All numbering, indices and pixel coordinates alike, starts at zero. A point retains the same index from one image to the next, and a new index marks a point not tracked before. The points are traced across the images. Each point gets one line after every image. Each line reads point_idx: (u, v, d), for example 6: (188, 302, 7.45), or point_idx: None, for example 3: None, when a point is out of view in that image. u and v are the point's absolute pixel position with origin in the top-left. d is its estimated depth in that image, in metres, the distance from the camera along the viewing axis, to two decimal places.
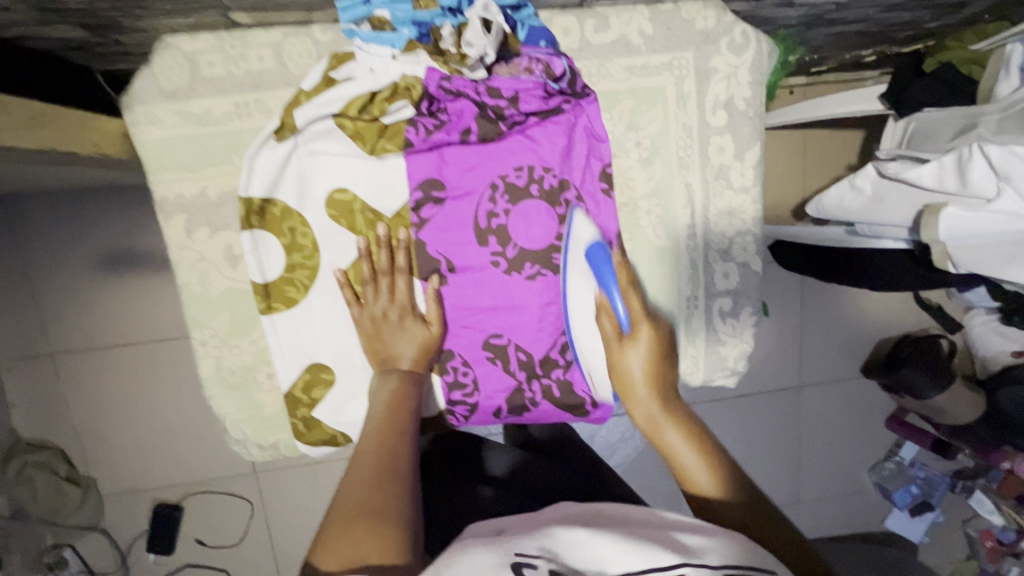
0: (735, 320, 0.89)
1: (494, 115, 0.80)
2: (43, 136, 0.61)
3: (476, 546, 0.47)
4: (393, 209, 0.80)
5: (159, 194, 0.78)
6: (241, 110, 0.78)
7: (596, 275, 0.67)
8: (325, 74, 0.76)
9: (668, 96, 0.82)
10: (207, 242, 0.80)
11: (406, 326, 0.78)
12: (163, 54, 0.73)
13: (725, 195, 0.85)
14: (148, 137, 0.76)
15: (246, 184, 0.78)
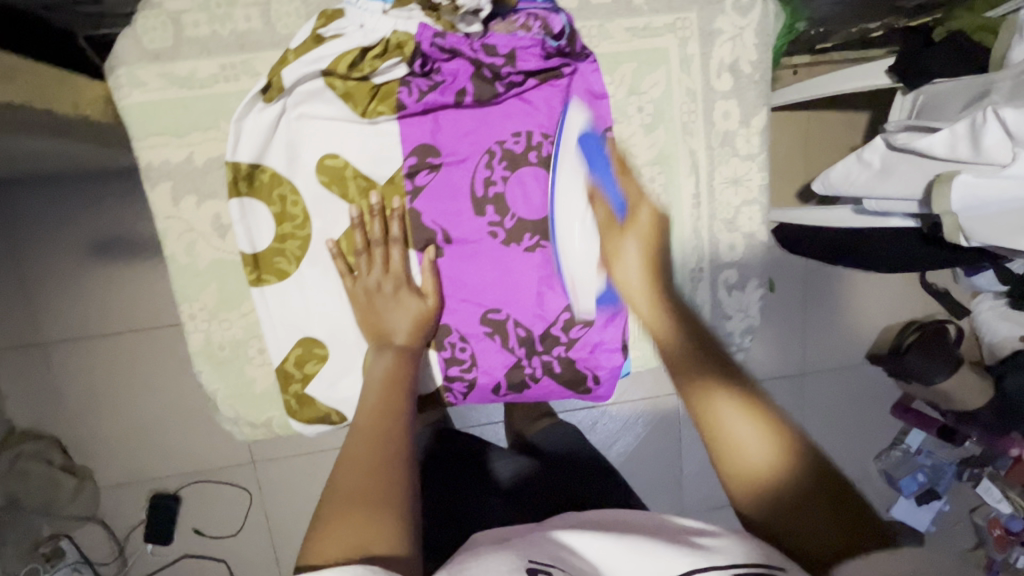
0: (742, 294, 0.85)
1: (491, 75, 0.76)
2: (15, 90, 0.58)
3: (487, 554, 0.49)
4: (387, 174, 0.79)
5: (143, 159, 0.75)
6: (227, 73, 0.75)
7: (590, 163, 0.78)
8: (313, 31, 0.72)
9: (672, 58, 0.79)
10: (194, 211, 0.78)
11: (401, 298, 0.78)
12: (146, 14, 0.72)
13: (731, 162, 0.82)
14: (131, 101, 0.74)
15: (232, 149, 0.75)
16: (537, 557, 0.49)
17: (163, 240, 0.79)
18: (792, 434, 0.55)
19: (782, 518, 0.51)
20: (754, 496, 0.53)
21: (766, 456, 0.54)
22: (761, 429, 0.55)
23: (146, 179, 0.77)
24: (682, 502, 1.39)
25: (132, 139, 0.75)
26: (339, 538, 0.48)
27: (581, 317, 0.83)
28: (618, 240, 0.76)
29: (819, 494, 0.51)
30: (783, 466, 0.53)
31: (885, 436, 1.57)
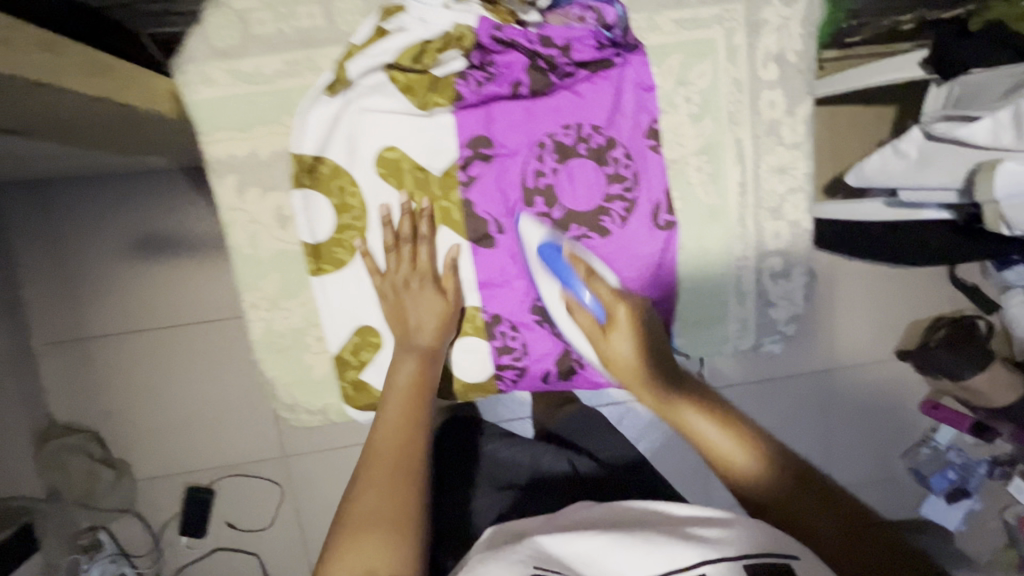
0: (785, 282, 0.99)
1: (546, 67, 0.87)
2: (97, 85, 0.63)
3: (496, 557, 0.57)
4: (441, 166, 0.88)
5: (211, 153, 0.88)
6: (291, 68, 0.88)
7: (557, 274, 0.84)
8: (376, 26, 0.87)
9: (718, 47, 0.91)
10: (258, 202, 0.90)
11: (426, 293, 0.88)
12: (216, 14, 0.86)
13: (776, 150, 0.94)
14: (200, 96, 0.86)
15: (302, 143, 0.88)
16: (541, 561, 0.56)
17: (228, 230, 0.91)
18: (760, 442, 0.69)
19: (784, 502, 0.64)
20: (751, 480, 0.66)
21: (761, 489, 0.66)
22: (769, 479, 0.66)
23: (214, 173, 0.89)
24: (707, 500, 1.38)
25: (200, 132, 0.87)
26: (368, 552, 0.58)
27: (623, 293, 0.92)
28: (607, 346, 0.81)
29: (830, 522, 0.61)
30: (795, 513, 0.63)
31: (914, 433, 1.55)
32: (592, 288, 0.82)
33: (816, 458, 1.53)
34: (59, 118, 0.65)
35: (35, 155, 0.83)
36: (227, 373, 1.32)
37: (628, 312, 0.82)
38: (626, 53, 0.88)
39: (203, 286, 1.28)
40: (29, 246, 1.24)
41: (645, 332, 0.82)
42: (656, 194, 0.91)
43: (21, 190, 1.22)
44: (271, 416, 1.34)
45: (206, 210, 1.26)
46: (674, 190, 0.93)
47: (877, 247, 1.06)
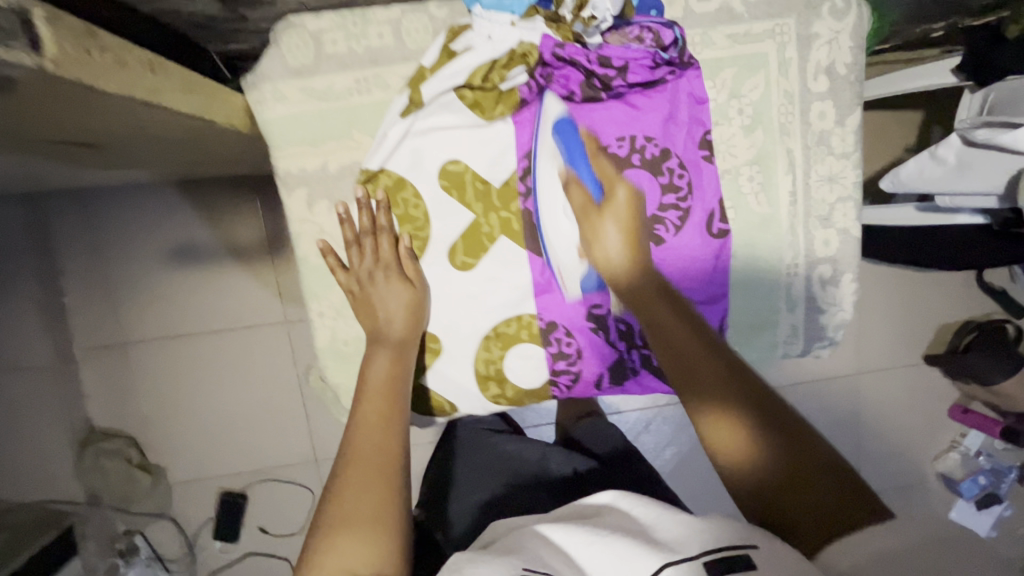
0: (835, 288, 0.78)
1: (600, 87, 0.72)
2: (199, 103, 0.55)
3: (487, 558, 0.49)
4: (501, 178, 0.77)
5: (282, 167, 0.76)
6: (361, 86, 0.75)
7: (564, 148, 0.70)
8: (444, 47, 0.72)
9: (771, 63, 0.73)
10: (328, 215, 0.79)
11: (391, 285, 0.75)
12: (288, 34, 0.71)
13: (826, 161, 0.76)
14: (271, 114, 0.74)
15: (371, 159, 0.76)
16: (532, 562, 0.48)
17: (294, 241, 0.81)
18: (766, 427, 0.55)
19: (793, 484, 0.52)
20: (751, 462, 0.54)
21: (758, 465, 0.54)
22: (761, 454, 0.54)
23: (283, 186, 0.78)
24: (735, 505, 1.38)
25: (271, 149, 0.76)
26: (350, 559, 0.50)
27: None
28: (595, 226, 0.70)
29: (816, 499, 0.50)
30: (780, 492, 0.52)
31: (942, 438, 1.54)
32: (596, 163, 0.71)
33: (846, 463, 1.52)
34: (158, 140, 0.63)
35: (97, 167, 0.85)
36: (261, 378, 1.34)
37: (629, 194, 0.71)
38: (682, 71, 0.72)
39: (237, 294, 1.31)
40: (73, 254, 1.27)
41: (642, 231, 0.71)
42: (712, 203, 0.74)
43: (66, 200, 1.25)
44: (305, 421, 1.36)
45: (244, 219, 1.28)
46: (731, 201, 0.75)
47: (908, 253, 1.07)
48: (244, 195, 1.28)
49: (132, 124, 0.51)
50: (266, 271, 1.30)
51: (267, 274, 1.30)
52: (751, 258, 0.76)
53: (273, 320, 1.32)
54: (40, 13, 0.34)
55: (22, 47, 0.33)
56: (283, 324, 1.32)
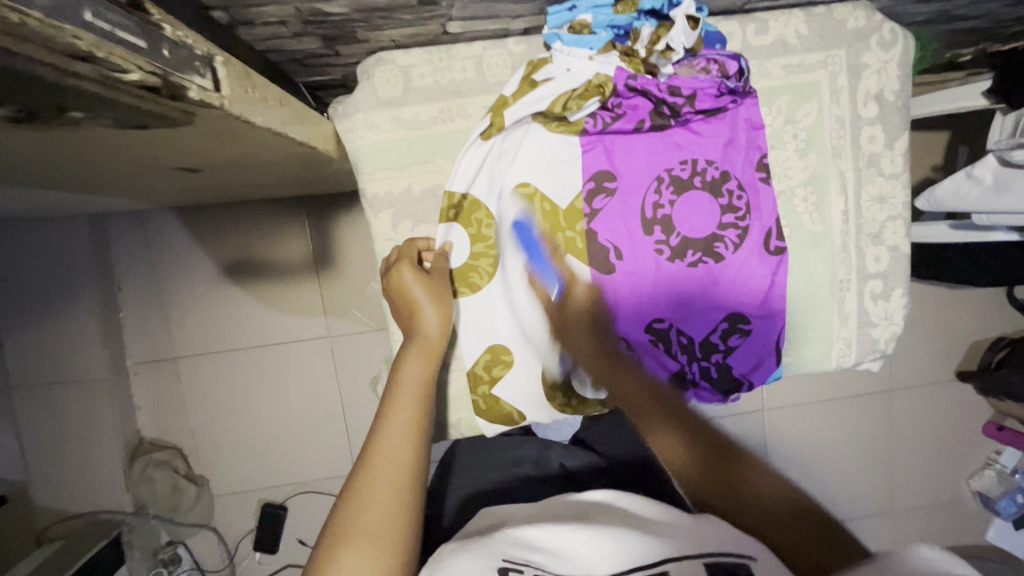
0: (886, 302, 0.73)
1: (669, 115, 0.67)
2: (310, 133, 0.58)
3: (469, 549, 0.49)
4: (567, 200, 0.68)
5: (369, 190, 0.70)
6: (444, 116, 0.69)
7: (525, 250, 0.70)
8: (526, 78, 0.67)
9: (824, 91, 0.68)
10: (411, 235, 0.72)
11: (399, 285, 0.66)
12: (379, 68, 0.66)
13: (875, 182, 0.71)
14: (363, 142, 0.68)
15: (454, 181, 0.69)
16: (512, 554, 0.48)
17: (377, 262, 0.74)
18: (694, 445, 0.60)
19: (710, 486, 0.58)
20: (684, 461, 0.60)
21: (688, 468, 0.59)
22: (693, 462, 0.59)
23: (368, 208, 0.72)
24: None
25: (359, 174, 0.70)
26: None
27: (740, 324, 0.69)
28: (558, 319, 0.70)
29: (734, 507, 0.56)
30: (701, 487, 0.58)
31: (976, 455, 1.55)
32: (556, 261, 0.69)
33: (878, 481, 1.53)
34: (255, 166, 0.67)
35: (175, 190, 0.90)
36: (304, 392, 1.38)
37: (587, 288, 0.69)
38: (741, 99, 0.68)
39: (283, 311, 1.35)
40: (129, 271, 1.32)
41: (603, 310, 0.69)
42: (769, 221, 0.68)
43: (127, 218, 1.31)
44: (344, 433, 1.40)
45: (292, 237, 1.34)
46: (786, 220, 0.70)
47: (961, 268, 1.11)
48: (293, 214, 1.33)
49: (251, 152, 0.55)
50: (311, 288, 1.35)
51: (312, 290, 1.35)
52: (807, 274, 0.70)
53: (317, 335, 1.36)
54: (219, 58, 0.38)
55: (207, 84, 0.36)
56: (326, 339, 1.37)
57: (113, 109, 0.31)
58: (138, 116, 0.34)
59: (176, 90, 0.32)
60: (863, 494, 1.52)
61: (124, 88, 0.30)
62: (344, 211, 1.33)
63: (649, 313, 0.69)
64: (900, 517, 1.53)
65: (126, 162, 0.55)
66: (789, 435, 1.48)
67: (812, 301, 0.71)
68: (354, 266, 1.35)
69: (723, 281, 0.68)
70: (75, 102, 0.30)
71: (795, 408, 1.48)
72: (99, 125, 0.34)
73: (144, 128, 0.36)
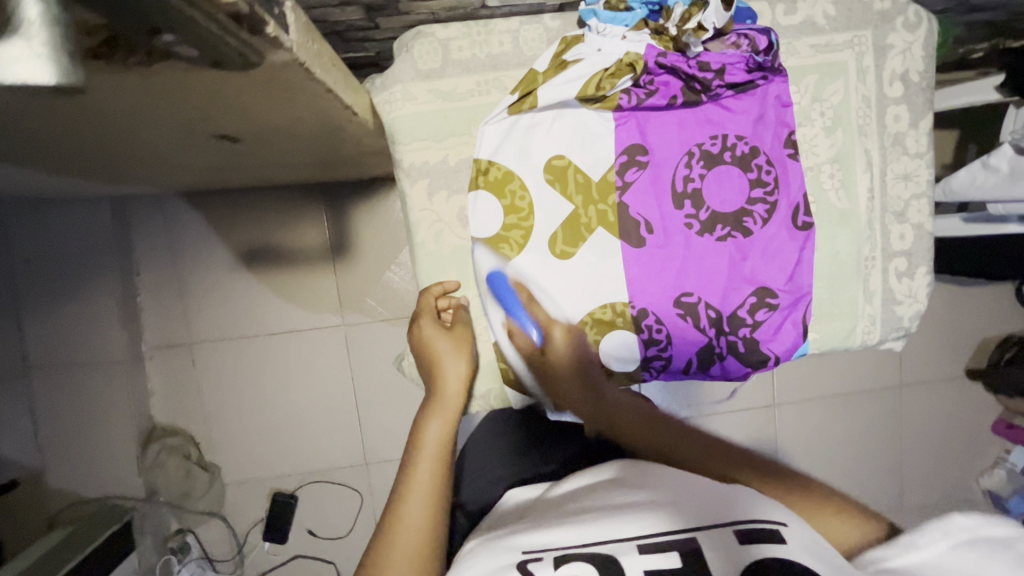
0: (911, 280, 0.74)
1: (700, 90, 0.69)
2: (356, 95, 0.60)
3: (497, 543, 0.51)
4: (600, 173, 0.70)
5: (405, 160, 0.71)
6: (481, 88, 0.70)
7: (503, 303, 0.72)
8: (556, 56, 0.69)
9: (851, 71, 0.70)
10: (446, 205, 0.72)
11: (423, 342, 0.72)
12: (419, 40, 0.68)
13: (900, 161, 0.73)
14: (401, 113, 0.69)
15: (484, 150, 0.70)
16: (531, 545, 0.49)
17: (410, 231, 0.74)
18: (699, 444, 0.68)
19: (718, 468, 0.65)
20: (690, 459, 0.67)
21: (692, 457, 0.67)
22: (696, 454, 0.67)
23: (402, 179, 0.73)
24: None
25: (395, 144, 0.71)
26: None
27: (768, 298, 0.70)
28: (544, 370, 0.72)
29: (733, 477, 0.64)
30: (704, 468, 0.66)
31: (985, 454, 1.55)
32: (533, 309, 0.71)
33: (887, 480, 1.53)
34: (295, 139, 0.68)
35: (204, 169, 0.91)
36: (317, 382, 1.38)
37: (569, 331, 0.71)
38: (770, 76, 0.69)
39: (297, 300, 1.36)
40: (148, 257, 1.34)
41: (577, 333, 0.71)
42: (797, 197, 0.70)
43: (147, 204, 1.33)
44: (356, 423, 1.40)
45: (309, 226, 1.35)
46: (812, 195, 0.71)
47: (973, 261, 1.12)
48: (310, 204, 1.34)
49: (298, 117, 0.56)
50: (327, 277, 1.36)
51: (328, 279, 1.36)
52: (833, 252, 0.71)
53: (331, 323, 1.37)
54: (290, 2, 0.40)
55: (279, 23, 0.38)
56: (339, 329, 1.37)
57: (199, 35, 0.33)
58: (217, 46, 0.35)
59: (256, 23, 0.34)
60: (873, 492, 1.51)
61: (216, 12, 0.32)
62: (362, 200, 1.35)
63: (679, 286, 0.70)
64: (910, 516, 1.52)
65: (170, 121, 0.56)
66: (799, 431, 1.48)
67: (840, 278, 0.72)
68: (369, 256, 1.35)
69: (751, 255, 0.70)
70: (169, 23, 0.32)
71: (806, 404, 1.48)
72: (184, 55, 0.35)
73: (219, 65, 0.38)
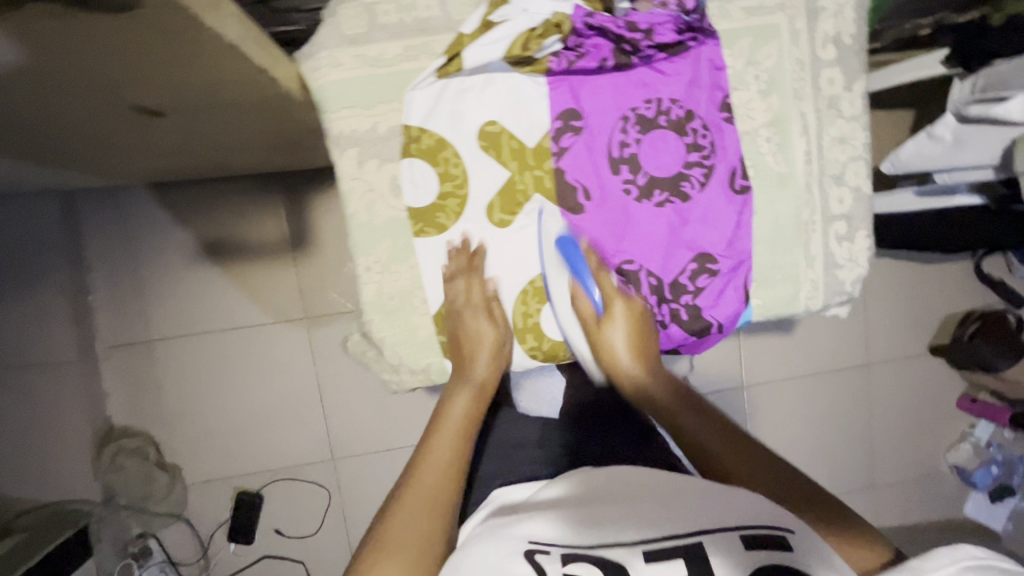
0: (851, 244, 0.74)
1: (630, 51, 0.70)
2: (267, 56, 0.57)
3: (503, 531, 0.48)
4: (535, 140, 0.71)
5: (333, 129, 0.69)
6: (409, 54, 0.70)
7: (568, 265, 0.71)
8: (482, 18, 0.69)
9: (784, 33, 0.70)
10: (377, 173, 0.71)
11: (471, 321, 0.72)
12: (346, 5, 0.67)
13: (837, 124, 0.73)
14: (328, 80, 0.67)
15: (415, 116, 0.70)
16: (538, 535, 0.47)
17: (343, 201, 0.72)
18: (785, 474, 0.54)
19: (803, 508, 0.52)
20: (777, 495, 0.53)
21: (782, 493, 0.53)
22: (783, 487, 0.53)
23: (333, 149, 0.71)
24: None
25: (323, 112, 0.69)
26: None
27: (708, 264, 0.71)
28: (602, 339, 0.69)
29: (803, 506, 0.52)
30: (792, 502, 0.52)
31: (951, 430, 1.57)
32: (600, 279, 0.71)
33: (857, 458, 1.54)
34: (219, 111, 0.66)
35: (145, 155, 0.89)
36: (279, 377, 1.35)
37: (630, 308, 0.70)
38: (702, 38, 0.70)
39: (255, 293, 1.33)
40: (100, 255, 1.30)
41: (649, 334, 0.70)
42: (734, 160, 0.71)
43: (95, 197, 1.29)
44: (322, 417, 1.37)
45: (267, 218, 1.32)
46: (749, 159, 0.72)
47: (924, 232, 1.13)
48: (266, 194, 1.32)
49: (205, 77, 0.54)
50: (288, 270, 1.33)
51: (289, 271, 1.33)
52: (769, 217, 0.72)
53: (292, 318, 1.34)
54: None
55: None
56: (300, 323, 1.34)
57: None
58: None
59: None
60: (844, 471, 1.53)
61: None
62: (319, 191, 1.32)
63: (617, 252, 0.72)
64: (881, 493, 1.55)
65: (77, 89, 0.54)
66: (767, 412, 1.49)
67: (777, 244, 0.73)
68: (329, 247, 1.33)
69: (690, 220, 0.71)
70: None
71: (775, 385, 1.49)
72: None
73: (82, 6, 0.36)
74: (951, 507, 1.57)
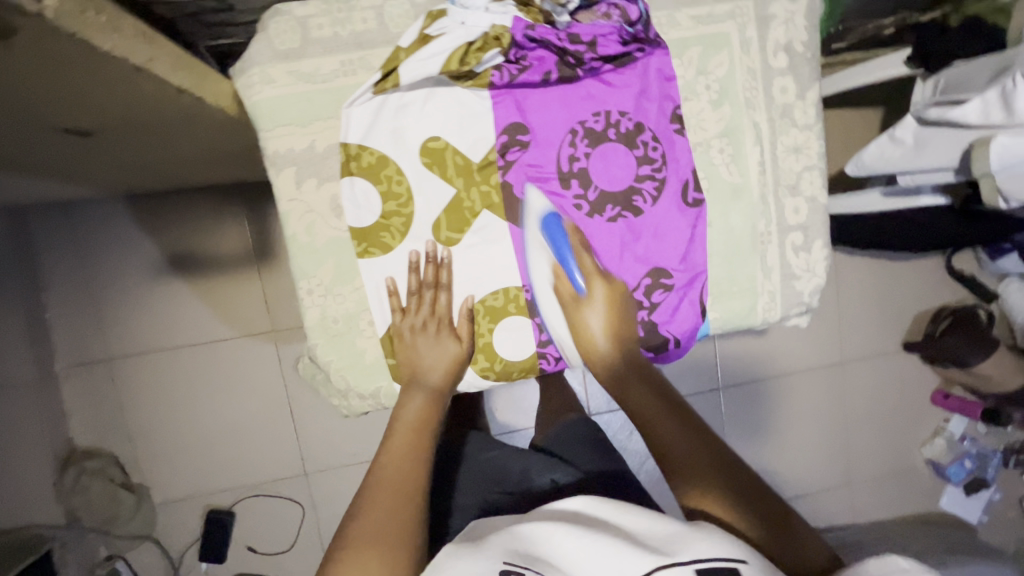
0: (808, 254, 0.75)
1: (574, 64, 0.69)
2: (185, 77, 0.56)
3: (477, 548, 0.49)
4: (481, 155, 0.70)
5: (270, 148, 0.67)
6: (346, 69, 0.68)
7: (551, 243, 0.71)
8: (419, 31, 0.67)
9: (733, 42, 0.70)
10: (315, 193, 0.70)
11: (438, 338, 0.71)
12: (276, 20, 0.66)
13: (790, 133, 0.73)
14: (262, 97, 0.66)
15: (355, 134, 0.68)
16: (514, 557, 0.48)
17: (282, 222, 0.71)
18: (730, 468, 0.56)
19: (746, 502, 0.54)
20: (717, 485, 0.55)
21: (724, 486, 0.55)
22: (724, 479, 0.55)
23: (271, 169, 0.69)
24: None
25: (259, 131, 0.67)
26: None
27: (662, 279, 0.72)
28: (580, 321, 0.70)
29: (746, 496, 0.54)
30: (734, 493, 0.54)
31: (926, 424, 1.59)
32: (583, 257, 0.70)
33: (833, 455, 1.55)
34: (149, 131, 0.64)
35: (90, 172, 0.86)
36: (246, 392, 1.32)
37: (611, 290, 0.71)
38: (650, 49, 0.69)
39: (219, 307, 1.30)
40: (57, 271, 1.26)
41: (626, 316, 0.72)
42: (686, 172, 0.71)
43: (48, 211, 1.25)
44: (292, 431, 1.34)
45: (230, 230, 1.29)
46: (703, 171, 0.72)
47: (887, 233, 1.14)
48: (227, 205, 1.28)
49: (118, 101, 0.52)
50: (252, 282, 1.30)
51: (253, 283, 1.30)
52: (722, 230, 0.73)
53: (258, 331, 1.31)
54: None
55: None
56: (266, 335, 1.31)
57: None
58: None
59: None
60: (821, 469, 1.54)
61: None
62: None
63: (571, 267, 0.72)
64: (858, 489, 1.56)
65: None
66: (743, 413, 1.49)
67: (732, 258, 0.73)
68: None
69: (642, 235, 0.71)
70: None
71: (750, 386, 1.49)
72: None
73: None
74: (928, 501, 1.58)
